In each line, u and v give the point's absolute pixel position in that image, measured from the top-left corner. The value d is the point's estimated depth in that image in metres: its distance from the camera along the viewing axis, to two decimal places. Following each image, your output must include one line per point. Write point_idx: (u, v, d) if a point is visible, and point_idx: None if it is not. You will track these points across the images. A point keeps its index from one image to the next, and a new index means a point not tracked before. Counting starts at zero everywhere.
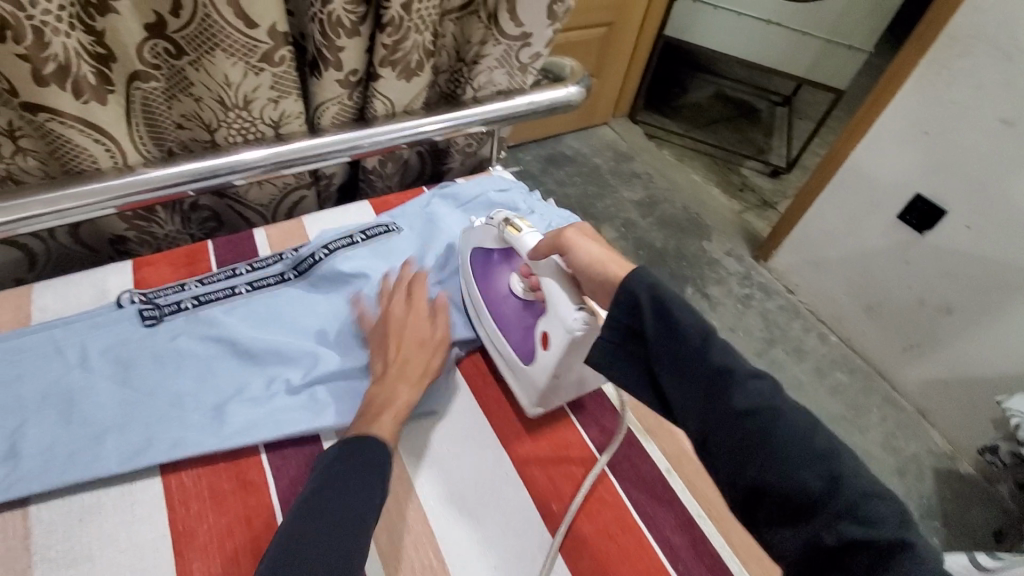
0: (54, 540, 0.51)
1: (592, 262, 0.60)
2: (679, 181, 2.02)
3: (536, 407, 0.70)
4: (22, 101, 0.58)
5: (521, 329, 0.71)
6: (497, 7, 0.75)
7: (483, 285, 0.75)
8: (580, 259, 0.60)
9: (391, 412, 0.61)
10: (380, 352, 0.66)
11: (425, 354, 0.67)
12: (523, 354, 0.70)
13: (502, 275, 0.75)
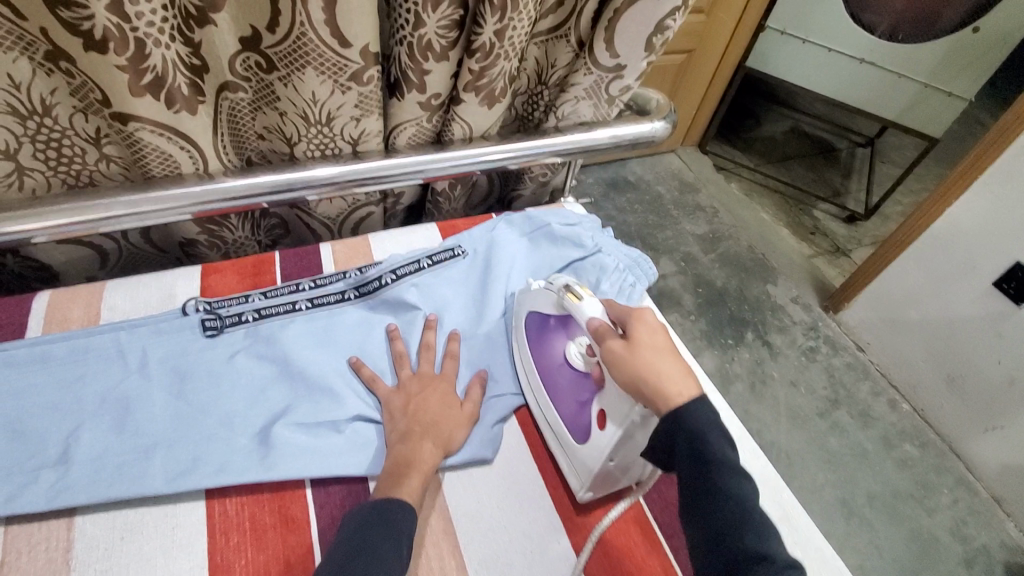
0: (93, 558, 0.50)
1: (652, 352, 0.55)
2: (746, 218, 1.92)
3: (587, 492, 0.61)
4: (114, 111, 0.58)
5: (573, 406, 0.64)
6: (595, 36, 0.71)
7: (536, 353, 0.69)
8: (637, 340, 0.56)
9: (421, 470, 0.57)
10: (400, 416, 0.61)
11: (453, 420, 0.62)
12: (577, 434, 0.62)
13: (559, 343, 0.68)
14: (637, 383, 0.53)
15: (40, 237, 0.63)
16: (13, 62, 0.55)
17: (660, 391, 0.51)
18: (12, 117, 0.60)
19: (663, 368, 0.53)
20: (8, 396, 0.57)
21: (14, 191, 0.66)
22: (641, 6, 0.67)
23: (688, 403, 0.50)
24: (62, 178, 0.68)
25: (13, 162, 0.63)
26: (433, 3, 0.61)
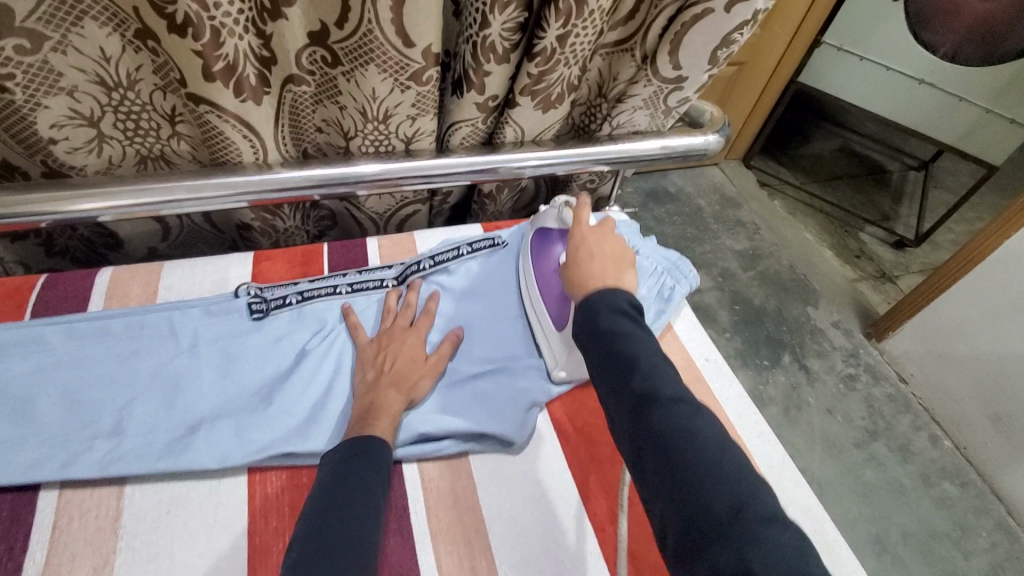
0: (141, 528, 0.51)
1: (598, 244, 0.63)
2: (788, 236, 1.87)
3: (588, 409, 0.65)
4: (189, 92, 0.60)
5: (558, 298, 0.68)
6: (657, 48, 0.71)
7: (536, 260, 0.71)
8: (583, 248, 0.62)
9: (392, 415, 0.59)
10: (370, 366, 0.63)
11: (419, 372, 0.64)
12: (572, 352, 0.66)
13: (557, 249, 0.70)
14: (578, 281, 0.60)
15: (103, 218, 0.67)
16: (106, 37, 0.59)
17: (588, 263, 0.61)
18: (97, 87, 0.62)
19: (593, 270, 0.60)
20: (69, 364, 0.59)
21: (91, 159, 0.69)
22: (709, 19, 0.66)
23: (611, 287, 0.57)
24: (137, 149, 0.71)
25: (94, 128, 0.66)
26: (501, 4, 0.61)
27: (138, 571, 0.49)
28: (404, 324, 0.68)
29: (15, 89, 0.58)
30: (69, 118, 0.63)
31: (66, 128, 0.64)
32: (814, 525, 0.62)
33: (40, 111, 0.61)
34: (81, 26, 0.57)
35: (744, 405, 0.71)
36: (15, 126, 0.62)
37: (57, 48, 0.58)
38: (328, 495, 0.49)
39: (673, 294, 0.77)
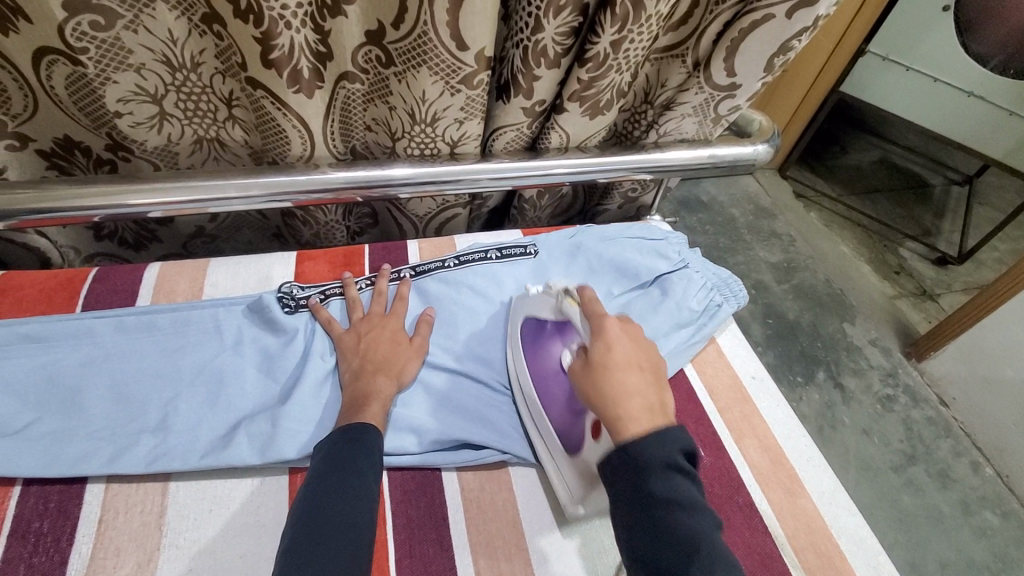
0: (184, 526, 0.51)
1: (618, 373, 0.50)
2: (824, 250, 1.82)
3: (580, 508, 0.56)
4: (247, 76, 0.61)
5: (569, 415, 0.59)
6: (711, 53, 0.69)
7: (532, 360, 0.64)
8: (613, 359, 0.51)
9: (381, 401, 0.58)
10: (349, 355, 0.62)
11: (403, 356, 0.63)
12: (570, 446, 0.58)
13: (555, 347, 0.62)
14: (601, 404, 0.50)
15: (154, 214, 0.68)
16: (175, 20, 0.61)
17: (621, 420, 0.48)
18: (163, 68, 0.64)
19: (626, 387, 0.50)
20: (117, 357, 0.60)
21: (153, 135, 0.70)
22: (769, 25, 0.64)
23: (656, 428, 0.46)
24: (195, 129, 0.72)
25: (157, 106, 0.67)
26: (556, 8, 0.60)
27: (180, 569, 0.49)
28: (380, 313, 0.66)
29: (87, 62, 0.60)
30: (134, 94, 0.65)
31: (131, 103, 0.65)
32: (866, 557, 0.60)
33: (109, 85, 0.63)
34: (153, 8, 0.59)
35: (792, 428, 0.68)
36: (87, 99, 0.65)
37: (130, 27, 0.59)
38: (317, 489, 0.49)
39: (721, 306, 0.75)
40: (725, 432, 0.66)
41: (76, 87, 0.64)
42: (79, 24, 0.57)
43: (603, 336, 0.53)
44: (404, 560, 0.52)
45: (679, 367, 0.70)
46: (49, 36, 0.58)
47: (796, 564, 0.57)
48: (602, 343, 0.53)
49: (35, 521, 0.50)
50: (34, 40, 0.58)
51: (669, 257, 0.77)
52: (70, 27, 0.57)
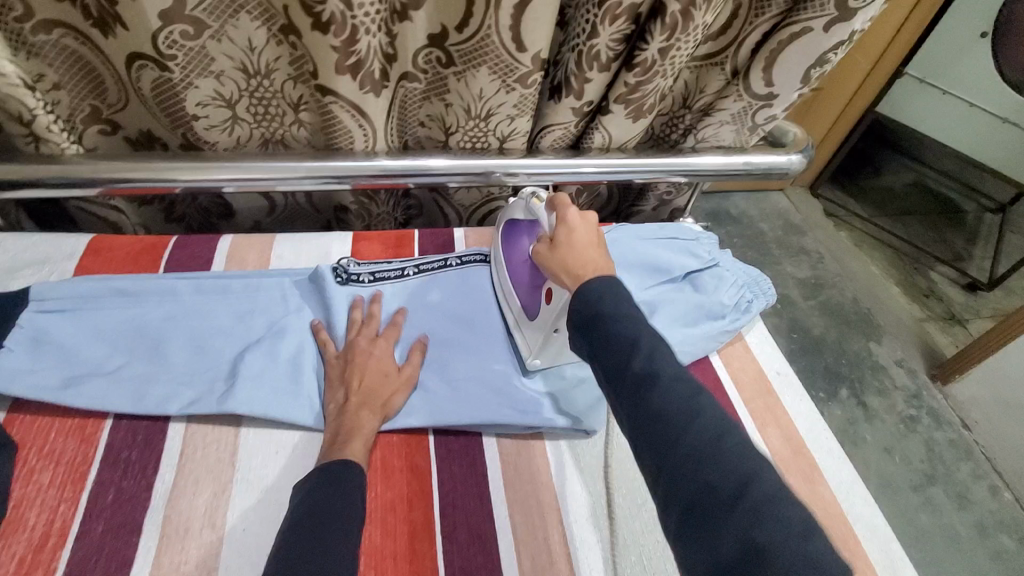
0: (254, 464, 0.57)
1: (577, 246, 0.57)
2: (852, 269, 1.82)
3: (537, 359, 0.67)
4: (318, 84, 0.68)
5: (530, 288, 0.68)
6: (750, 62, 0.74)
7: (507, 250, 0.72)
8: (574, 240, 0.58)
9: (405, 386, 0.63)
10: (337, 384, 0.61)
11: (391, 387, 0.62)
12: (529, 310, 0.68)
13: (525, 240, 0.70)
14: (565, 275, 0.56)
15: (228, 188, 0.74)
16: (255, 29, 0.67)
17: (583, 276, 0.54)
18: (240, 74, 0.71)
19: (583, 255, 0.56)
20: (195, 314, 0.66)
21: (223, 137, 0.77)
22: (806, 40, 0.68)
23: (609, 277, 0.52)
24: (262, 133, 0.79)
25: (230, 111, 0.75)
26: (612, 16, 0.65)
27: (252, 502, 0.55)
28: (370, 335, 0.66)
29: (174, 68, 0.67)
30: (212, 99, 0.72)
31: (209, 107, 0.73)
32: (880, 544, 0.63)
33: (190, 90, 0.70)
34: (236, 19, 0.66)
35: (813, 421, 0.71)
36: (169, 100, 0.72)
37: (214, 36, 0.66)
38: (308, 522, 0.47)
39: (750, 304, 0.79)
40: (749, 422, 0.69)
41: (161, 89, 0.70)
42: (170, 33, 0.64)
43: (565, 221, 0.59)
44: (447, 509, 0.57)
45: (706, 354, 0.75)
46: (142, 43, 0.64)
47: None
48: (562, 226, 0.59)
49: (125, 450, 0.56)
50: (131, 45, 0.65)
51: (700, 255, 0.81)
52: (162, 34, 0.64)
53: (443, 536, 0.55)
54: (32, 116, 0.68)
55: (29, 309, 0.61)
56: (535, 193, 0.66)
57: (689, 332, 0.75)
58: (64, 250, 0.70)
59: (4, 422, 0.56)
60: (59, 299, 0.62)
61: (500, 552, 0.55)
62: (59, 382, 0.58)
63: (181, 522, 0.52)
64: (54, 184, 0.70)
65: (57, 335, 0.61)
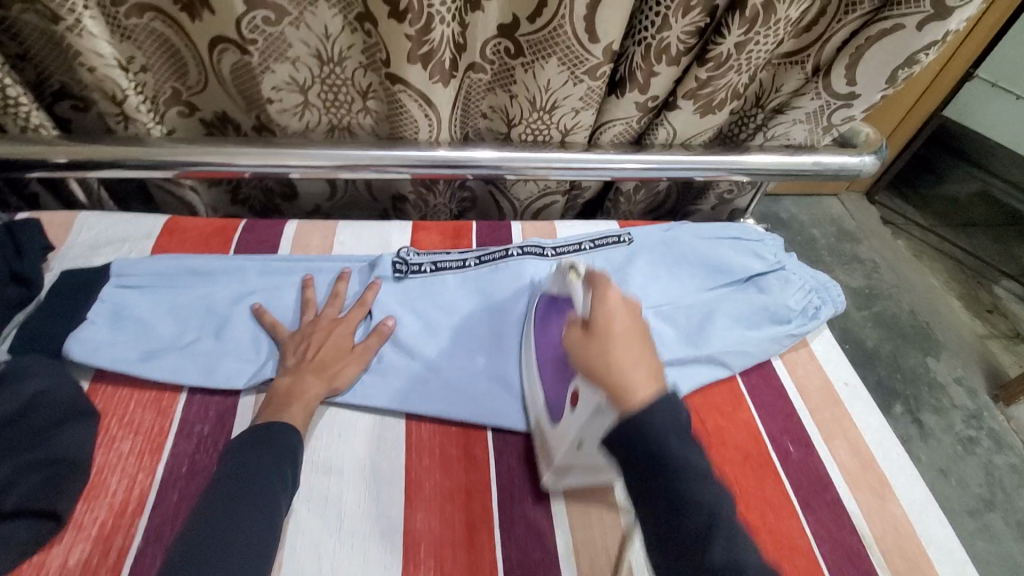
0: (317, 445, 0.58)
1: (618, 343, 0.49)
2: (909, 279, 1.72)
3: (547, 475, 0.57)
4: (390, 72, 0.69)
5: (557, 388, 0.59)
6: (833, 60, 0.71)
7: (538, 331, 0.65)
8: (615, 331, 0.50)
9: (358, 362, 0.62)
10: (290, 358, 0.61)
11: (344, 361, 0.61)
12: (551, 409, 0.58)
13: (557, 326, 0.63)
14: (607, 384, 0.48)
15: (294, 174, 0.76)
16: (332, 17, 0.68)
17: (632, 392, 0.46)
18: (314, 60, 0.72)
19: (626, 357, 0.48)
20: (259, 295, 0.67)
21: (294, 121, 0.79)
22: (895, 36, 0.65)
23: (661, 393, 0.46)
24: (330, 121, 0.81)
25: (303, 96, 0.76)
26: (685, 7, 0.63)
27: (317, 481, 0.56)
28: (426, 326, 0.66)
29: (254, 52, 0.70)
30: (287, 85, 0.74)
31: (282, 91, 0.75)
32: (956, 569, 0.59)
33: (268, 74, 0.72)
34: (315, 7, 0.67)
35: (884, 435, 0.68)
36: (248, 83, 0.75)
37: (294, 23, 0.68)
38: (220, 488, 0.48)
39: (818, 312, 0.76)
40: (816, 432, 0.67)
41: (240, 72, 0.73)
42: (253, 18, 0.66)
43: (604, 305, 0.51)
44: (505, 502, 0.56)
45: (768, 357, 0.73)
46: (227, 27, 0.67)
47: (881, 561, 0.58)
48: (601, 310, 0.51)
49: (198, 424, 0.58)
50: (215, 29, 0.68)
51: (766, 258, 0.79)
52: (247, 20, 0.66)
53: (501, 527, 0.55)
54: (124, 96, 0.71)
55: (108, 284, 0.64)
56: (574, 266, 0.60)
57: (751, 333, 0.73)
58: (142, 230, 0.73)
59: (86, 391, 0.59)
60: (136, 275, 0.65)
61: (558, 547, 0.54)
62: (138, 354, 0.60)
63: None
64: (130, 165, 0.71)
65: (134, 309, 0.63)
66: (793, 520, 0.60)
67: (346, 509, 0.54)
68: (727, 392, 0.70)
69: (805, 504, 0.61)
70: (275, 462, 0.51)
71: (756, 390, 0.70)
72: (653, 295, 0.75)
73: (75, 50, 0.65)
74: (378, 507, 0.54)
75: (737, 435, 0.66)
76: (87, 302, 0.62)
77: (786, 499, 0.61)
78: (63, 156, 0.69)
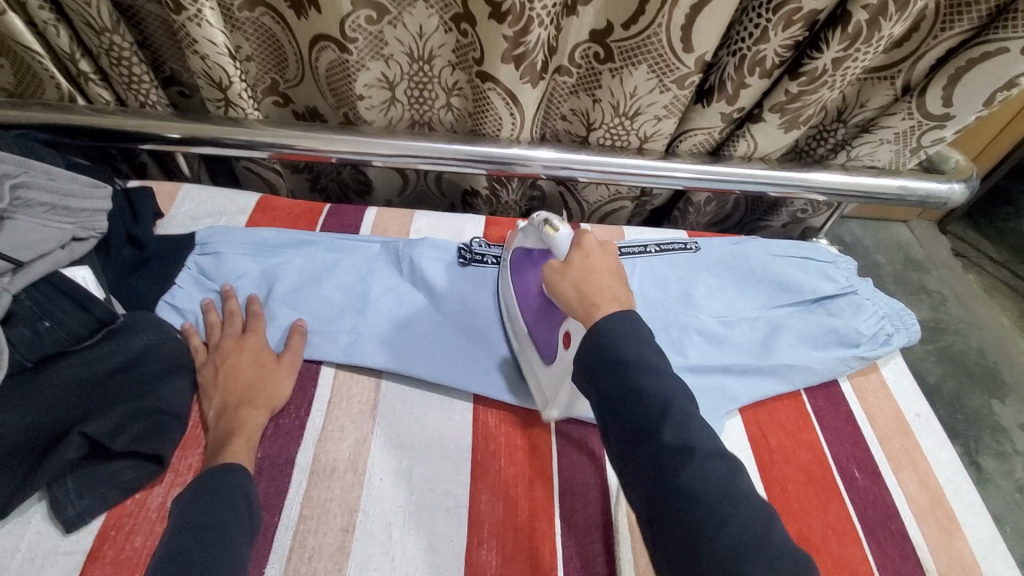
0: (390, 419, 0.61)
1: (591, 276, 0.54)
2: (978, 313, 1.61)
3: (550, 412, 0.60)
4: (481, 70, 0.72)
5: (547, 329, 0.62)
6: (929, 81, 0.69)
7: (515, 278, 0.68)
8: (592, 269, 0.55)
9: (288, 372, 0.61)
10: (212, 391, 0.58)
11: (272, 376, 0.60)
12: (544, 357, 0.61)
13: (538, 265, 0.65)
14: (580, 304, 0.53)
15: (377, 162, 0.79)
16: (428, 17, 0.71)
17: (596, 307, 0.51)
18: (405, 59, 0.76)
19: (598, 285, 0.53)
20: (334, 270, 0.70)
21: (379, 116, 0.83)
22: (1000, 59, 0.63)
23: (622, 311, 0.50)
24: (412, 116, 0.84)
25: (389, 93, 0.80)
26: (787, 22, 0.62)
27: (390, 454, 0.58)
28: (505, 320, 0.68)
29: (353, 50, 0.73)
30: (377, 82, 0.78)
31: (373, 88, 0.78)
32: None
33: (362, 71, 0.76)
34: (413, 7, 0.70)
35: (955, 471, 0.66)
36: (340, 82, 0.78)
37: (392, 22, 0.71)
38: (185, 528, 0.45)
39: (891, 338, 0.74)
40: (883, 461, 0.66)
41: (335, 69, 0.76)
42: (356, 18, 0.70)
43: (580, 245, 0.57)
44: (566, 494, 0.58)
45: (835, 376, 0.72)
46: (330, 26, 0.71)
47: None
48: (579, 252, 0.57)
49: None
50: (318, 27, 0.71)
51: (837, 280, 0.77)
52: (350, 20, 0.70)
53: (562, 517, 0.56)
54: (230, 82, 0.73)
55: (194, 252, 0.68)
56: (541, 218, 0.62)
57: (818, 353, 0.72)
58: (238, 205, 0.78)
59: None
60: (217, 244, 0.69)
61: (617, 543, 0.55)
62: None
63: (329, 462, 0.57)
64: (231, 143, 0.75)
65: (216, 276, 0.67)
66: (854, 544, 0.59)
67: (415, 485, 0.56)
68: (793, 410, 0.69)
69: (867, 530, 0.60)
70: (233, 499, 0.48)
71: (823, 411, 0.69)
72: (719, 306, 0.75)
73: (191, 38, 0.67)
74: (444, 485, 0.57)
75: (801, 455, 0.65)
76: (176, 268, 0.66)
77: (847, 523, 0.61)
78: (177, 132, 0.74)
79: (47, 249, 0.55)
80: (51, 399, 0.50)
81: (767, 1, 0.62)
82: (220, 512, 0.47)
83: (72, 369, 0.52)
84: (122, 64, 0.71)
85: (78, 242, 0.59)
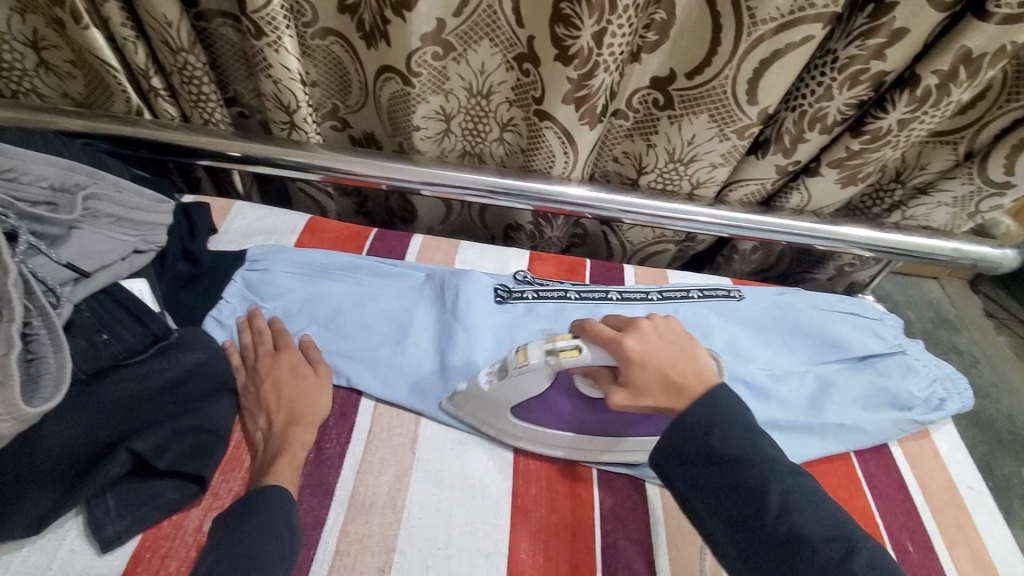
0: (433, 455, 0.60)
1: (658, 373, 0.51)
2: (1013, 379, 1.55)
3: None
4: (541, 108, 0.72)
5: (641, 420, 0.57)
6: (991, 148, 0.68)
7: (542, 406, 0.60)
8: (647, 366, 0.51)
9: (326, 388, 0.60)
10: (254, 411, 0.58)
11: (310, 391, 0.59)
12: None
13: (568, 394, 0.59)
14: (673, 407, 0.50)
15: (424, 191, 0.79)
16: (491, 55, 0.72)
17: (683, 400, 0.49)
18: (465, 93, 0.76)
19: (677, 381, 0.50)
20: (376, 295, 0.70)
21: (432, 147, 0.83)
22: None
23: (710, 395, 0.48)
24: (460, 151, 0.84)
25: (445, 125, 0.80)
26: (852, 81, 0.63)
27: (428, 492, 0.57)
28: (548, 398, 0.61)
29: (416, 84, 0.74)
30: (435, 114, 0.79)
31: (431, 120, 0.79)
32: None
33: (422, 105, 0.77)
34: (477, 45, 0.71)
35: (1014, 552, 0.62)
36: (400, 112, 0.79)
37: (456, 59, 0.73)
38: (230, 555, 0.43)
39: (943, 404, 0.72)
40: (939, 536, 0.63)
41: (397, 101, 0.77)
42: (423, 54, 0.71)
43: (624, 362, 0.51)
44: (609, 549, 0.55)
45: (885, 440, 0.69)
46: (396, 59, 0.72)
47: None
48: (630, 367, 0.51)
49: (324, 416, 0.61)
50: (387, 59, 0.72)
51: (886, 339, 0.75)
52: (417, 55, 0.71)
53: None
54: (297, 107, 0.74)
55: (242, 267, 0.68)
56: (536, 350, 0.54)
57: (869, 414, 0.69)
58: (287, 225, 0.78)
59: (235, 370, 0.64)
60: (267, 261, 0.69)
61: None
62: None
63: (367, 496, 0.56)
64: (287, 164, 0.76)
65: (261, 292, 0.68)
66: None
67: (454, 525, 0.55)
68: (844, 474, 0.66)
69: None
70: (277, 525, 0.47)
71: (874, 478, 0.67)
72: (769, 358, 0.73)
73: (267, 62, 0.69)
74: (485, 528, 0.55)
75: None
76: (223, 282, 0.67)
77: None
78: (237, 150, 0.75)
79: (107, 262, 0.55)
80: (101, 412, 0.50)
81: (831, 61, 0.62)
82: (264, 533, 0.45)
83: (123, 386, 0.51)
84: (193, 83, 0.73)
85: (139, 254, 0.60)
